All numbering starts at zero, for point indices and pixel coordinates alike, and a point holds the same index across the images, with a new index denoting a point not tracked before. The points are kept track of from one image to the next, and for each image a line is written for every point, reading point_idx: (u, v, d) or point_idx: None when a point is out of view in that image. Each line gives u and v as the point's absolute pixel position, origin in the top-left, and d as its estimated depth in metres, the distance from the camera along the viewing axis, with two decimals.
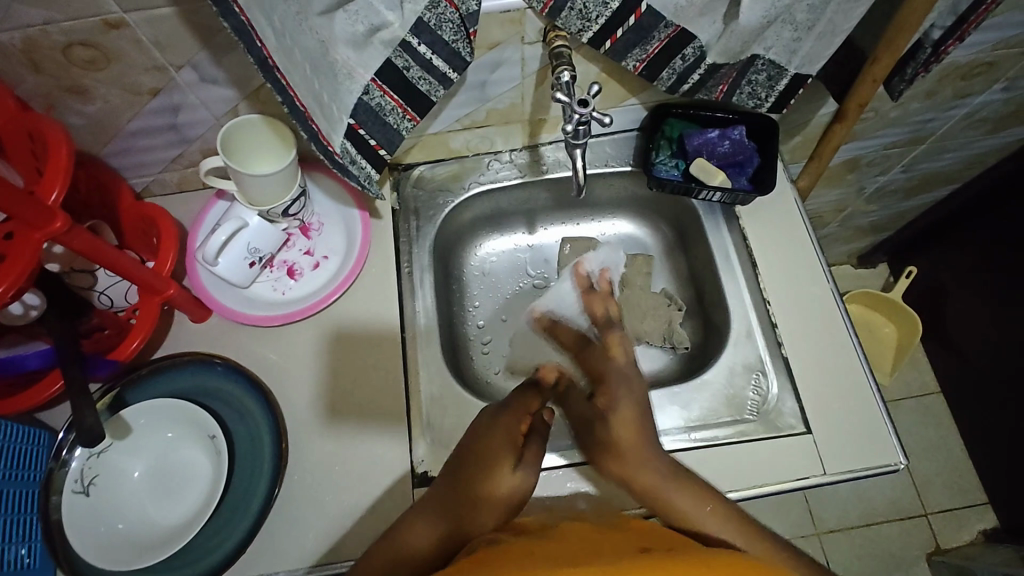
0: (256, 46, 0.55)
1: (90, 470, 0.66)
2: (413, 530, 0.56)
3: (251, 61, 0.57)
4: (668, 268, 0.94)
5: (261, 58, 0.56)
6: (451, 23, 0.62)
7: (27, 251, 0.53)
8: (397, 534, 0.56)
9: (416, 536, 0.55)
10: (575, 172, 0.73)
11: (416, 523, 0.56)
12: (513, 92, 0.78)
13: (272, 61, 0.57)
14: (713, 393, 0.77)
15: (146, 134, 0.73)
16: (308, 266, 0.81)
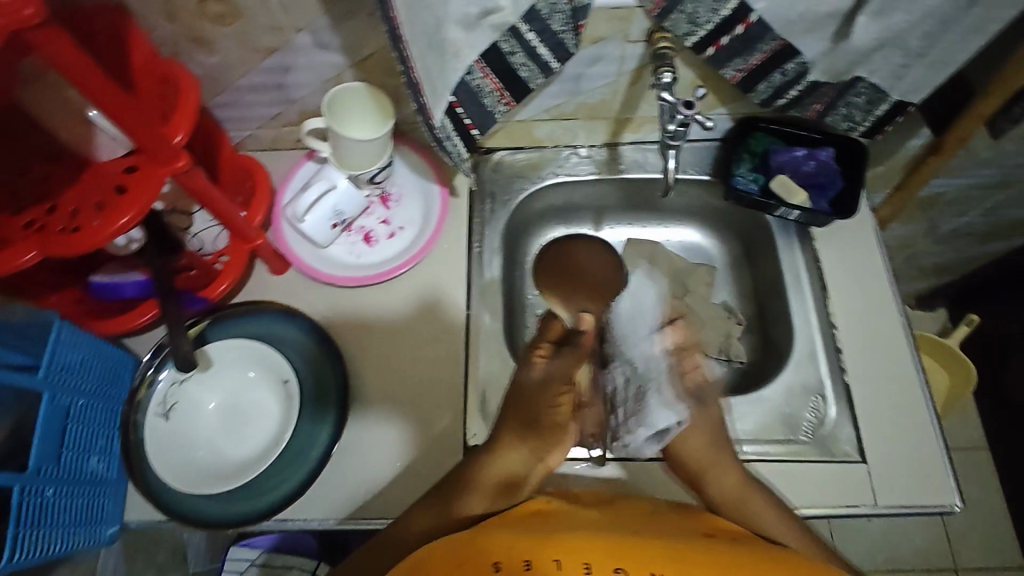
0: (390, 17, 0.56)
1: (172, 396, 0.70)
2: (416, 521, 0.58)
3: (383, 29, 0.57)
4: (732, 282, 0.95)
5: (392, 29, 0.57)
6: (563, 14, 0.64)
7: (150, 183, 0.58)
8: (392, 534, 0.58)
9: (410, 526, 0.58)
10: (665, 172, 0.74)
11: (418, 518, 0.58)
12: (606, 88, 0.79)
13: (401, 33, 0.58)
14: (769, 409, 0.76)
15: (253, 90, 0.77)
16: (384, 234, 0.84)
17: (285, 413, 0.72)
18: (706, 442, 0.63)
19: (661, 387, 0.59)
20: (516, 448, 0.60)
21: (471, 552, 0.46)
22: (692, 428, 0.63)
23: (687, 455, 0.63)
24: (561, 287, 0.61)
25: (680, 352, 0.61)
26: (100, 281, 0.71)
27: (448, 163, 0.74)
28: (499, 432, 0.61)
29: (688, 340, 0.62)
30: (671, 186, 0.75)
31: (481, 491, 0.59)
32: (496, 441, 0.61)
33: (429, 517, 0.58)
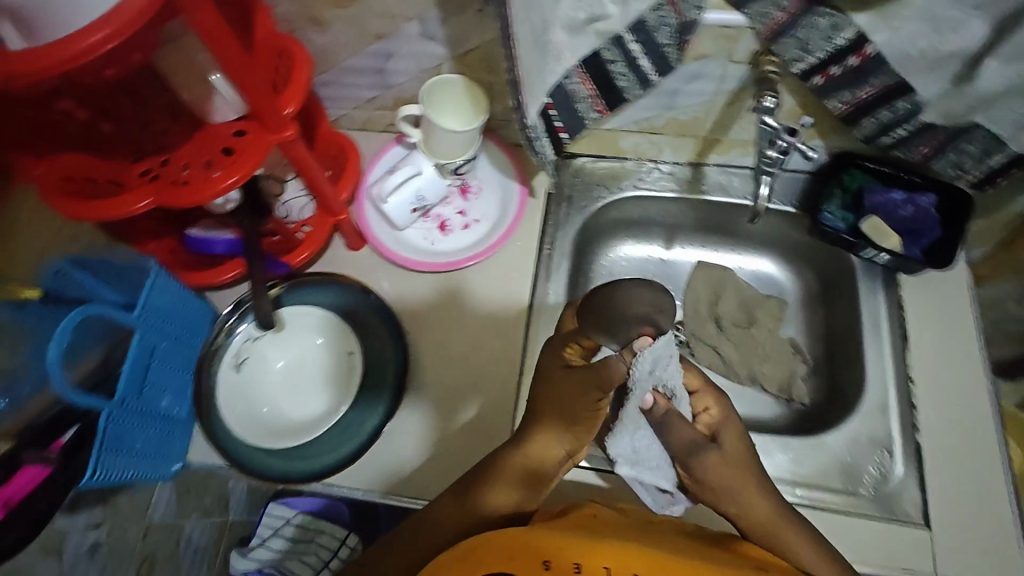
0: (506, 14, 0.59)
1: (245, 350, 0.74)
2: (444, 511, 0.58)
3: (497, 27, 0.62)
4: (802, 319, 0.91)
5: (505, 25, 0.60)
6: (671, 28, 0.63)
7: (259, 148, 0.62)
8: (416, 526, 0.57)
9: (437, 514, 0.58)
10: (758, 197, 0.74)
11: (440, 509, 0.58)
12: (700, 106, 0.78)
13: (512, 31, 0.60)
14: (829, 457, 0.73)
15: (356, 72, 0.80)
16: (459, 225, 0.86)
17: (346, 384, 0.75)
18: (727, 462, 0.59)
19: (654, 440, 0.59)
20: (555, 442, 0.54)
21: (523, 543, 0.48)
22: (710, 456, 0.58)
23: (713, 477, 0.58)
24: (599, 326, 0.47)
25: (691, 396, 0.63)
26: (195, 234, 0.76)
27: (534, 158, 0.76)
28: (534, 427, 0.54)
29: (701, 384, 0.64)
30: (762, 210, 0.76)
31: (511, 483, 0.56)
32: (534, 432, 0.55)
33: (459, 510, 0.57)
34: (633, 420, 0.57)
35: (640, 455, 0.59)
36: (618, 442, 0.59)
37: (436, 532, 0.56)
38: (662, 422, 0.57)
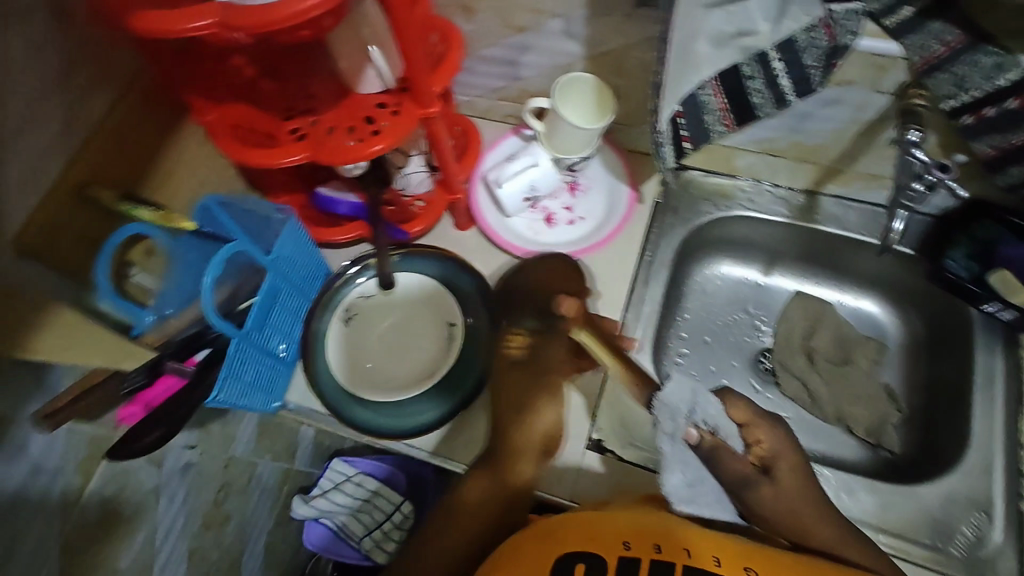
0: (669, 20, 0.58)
1: (355, 306, 0.81)
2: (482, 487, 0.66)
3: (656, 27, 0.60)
4: (901, 365, 0.88)
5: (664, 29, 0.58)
6: (820, 50, 0.63)
7: (407, 121, 0.67)
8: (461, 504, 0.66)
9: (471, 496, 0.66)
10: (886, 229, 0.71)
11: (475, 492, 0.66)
12: (831, 133, 0.77)
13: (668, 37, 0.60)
14: (919, 509, 0.71)
15: (490, 62, 0.84)
16: (565, 220, 0.88)
17: (442, 354, 0.79)
18: (781, 492, 0.61)
19: (705, 476, 0.62)
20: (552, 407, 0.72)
21: (599, 527, 0.58)
22: (763, 492, 0.61)
23: (770, 510, 0.61)
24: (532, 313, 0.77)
25: (741, 428, 0.66)
26: (324, 194, 0.81)
27: (651, 153, 0.73)
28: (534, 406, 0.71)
29: (751, 416, 0.65)
30: (889, 245, 0.72)
31: (527, 455, 0.69)
32: (533, 407, 0.71)
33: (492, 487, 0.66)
34: (682, 454, 0.62)
35: (690, 490, 0.61)
36: (671, 480, 0.61)
37: (476, 510, 0.65)
38: (713, 456, 0.62)
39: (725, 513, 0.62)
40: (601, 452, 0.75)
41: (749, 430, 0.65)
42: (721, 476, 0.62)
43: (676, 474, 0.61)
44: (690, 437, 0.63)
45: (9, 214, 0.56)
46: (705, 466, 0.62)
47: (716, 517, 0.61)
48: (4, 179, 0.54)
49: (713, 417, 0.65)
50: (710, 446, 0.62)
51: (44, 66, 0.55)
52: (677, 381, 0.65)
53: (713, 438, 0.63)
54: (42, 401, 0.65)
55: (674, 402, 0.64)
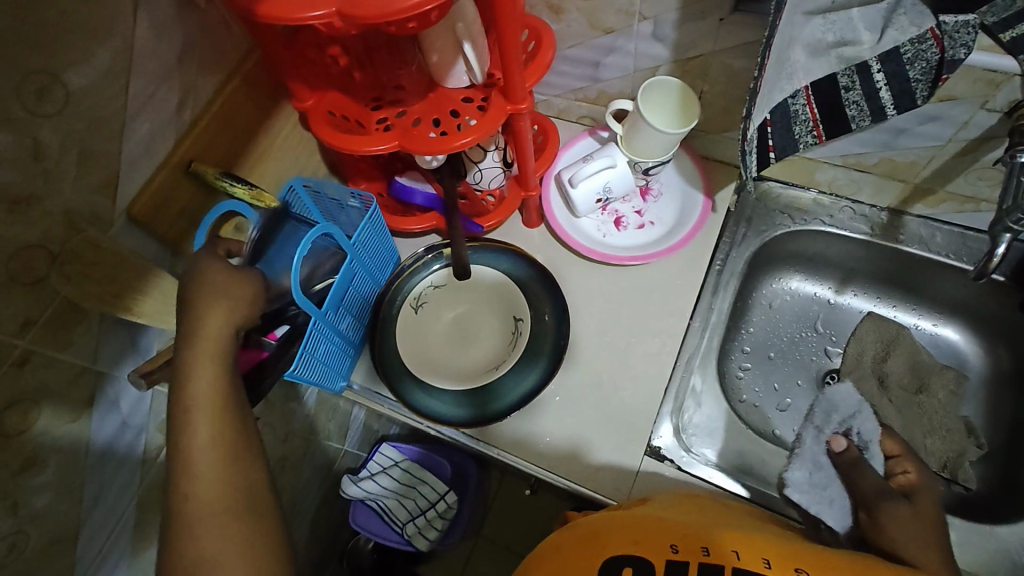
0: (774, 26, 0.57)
1: (425, 295, 0.83)
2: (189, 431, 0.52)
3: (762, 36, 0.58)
4: (983, 399, 0.84)
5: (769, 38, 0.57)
6: (926, 63, 0.60)
7: (495, 117, 0.68)
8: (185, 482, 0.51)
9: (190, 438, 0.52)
10: (986, 254, 0.66)
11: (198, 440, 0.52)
12: (926, 151, 0.74)
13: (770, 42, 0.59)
14: (998, 551, 0.67)
15: (573, 62, 0.84)
16: (634, 223, 0.88)
17: (507, 347, 0.80)
18: (914, 521, 0.60)
19: (833, 483, 0.67)
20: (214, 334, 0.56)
21: (641, 531, 0.56)
22: (901, 511, 0.61)
23: (893, 527, 0.59)
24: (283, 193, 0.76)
25: (892, 460, 0.71)
26: (401, 182, 0.83)
27: (737, 165, 0.70)
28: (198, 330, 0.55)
29: (903, 450, 0.70)
30: (985, 274, 0.67)
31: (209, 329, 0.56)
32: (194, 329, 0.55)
33: (209, 416, 0.53)
34: (815, 455, 0.70)
35: (814, 487, 0.67)
36: (795, 472, 0.69)
37: (209, 464, 0.52)
38: (852, 469, 0.67)
39: (832, 516, 0.65)
40: (660, 459, 0.74)
41: (897, 462, 0.70)
42: (858, 492, 0.65)
43: (800, 470, 0.69)
44: (833, 444, 0.70)
45: (124, 184, 0.60)
46: (839, 477, 0.68)
47: (823, 515, 0.65)
48: (123, 150, 0.58)
49: (867, 434, 0.72)
50: (850, 457, 0.68)
51: (165, 47, 0.59)
52: (845, 389, 0.75)
53: (858, 453, 0.69)
54: (134, 362, 0.67)
55: (837, 401, 0.74)
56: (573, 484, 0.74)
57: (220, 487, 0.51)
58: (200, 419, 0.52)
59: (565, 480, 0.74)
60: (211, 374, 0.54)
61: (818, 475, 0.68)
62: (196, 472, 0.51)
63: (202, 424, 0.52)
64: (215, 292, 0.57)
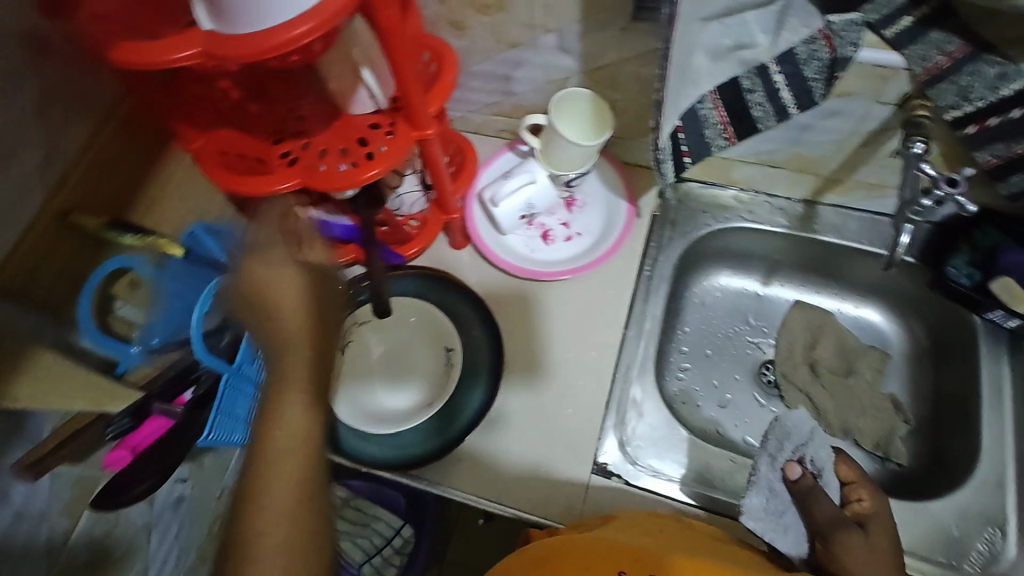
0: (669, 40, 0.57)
1: (350, 333, 0.79)
2: (283, 429, 0.48)
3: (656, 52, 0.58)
4: (907, 375, 0.87)
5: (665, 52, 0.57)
6: (820, 63, 0.62)
7: (400, 145, 0.65)
8: (265, 493, 0.47)
9: (283, 450, 0.48)
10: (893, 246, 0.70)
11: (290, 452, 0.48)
12: (830, 144, 0.76)
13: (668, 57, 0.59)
14: (934, 525, 0.70)
15: (483, 77, 0.82)
16: (562, 236, 0.87)
17: (441, 380, 0.77)
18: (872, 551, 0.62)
19: (789, 509, 0.67)
20: (307, 318, 0.49)
21: (588, 557, 0.55)
22: (854, 541, 0.62)
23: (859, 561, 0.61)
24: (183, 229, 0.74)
25: (846, 486, 0.71)
26: None
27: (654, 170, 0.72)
28: (290, 320, 0.49)
29: (857, 475, 0.71)
30: (896, 259, 0.70)
31: (302, 315, 0.49)
32: (276, 306, 0.49)
33: (305, 413, 0.49)
34: (771, 482, 0.68)
35: (770, 514, 0.66)
36: (752, 500, 0.66)
37: (294, 457, 0.48)
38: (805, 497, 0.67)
39: (787, 543, 0.65)
40: (607, 476, 0.74)
41: (852, 487, 0.70)
42: (812, 518, 0.66)
43: (756, 497, 0.66)
44: (788, 471, 0.67)
45: None
46: (793, 503, 0.67)
47: (777, 542, 0.65)
48: None
49: (820, 460, 0.71)
50: (806, 485, 0.67)
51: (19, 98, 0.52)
52: (798, 414, 0.72)
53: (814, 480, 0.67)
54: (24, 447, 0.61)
55: (789, 427, 0.71)
56: (506, 510, 0.73)
57: (287, 513, 0.47)
58: (290, 410, 0.48)
59: (514, 511, 0.72)
60: (308, 358, 0.49)
61: (770, 506, 0.66)
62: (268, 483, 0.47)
63: (298, 416, 0.48)
64: (280, 276, 0.49)
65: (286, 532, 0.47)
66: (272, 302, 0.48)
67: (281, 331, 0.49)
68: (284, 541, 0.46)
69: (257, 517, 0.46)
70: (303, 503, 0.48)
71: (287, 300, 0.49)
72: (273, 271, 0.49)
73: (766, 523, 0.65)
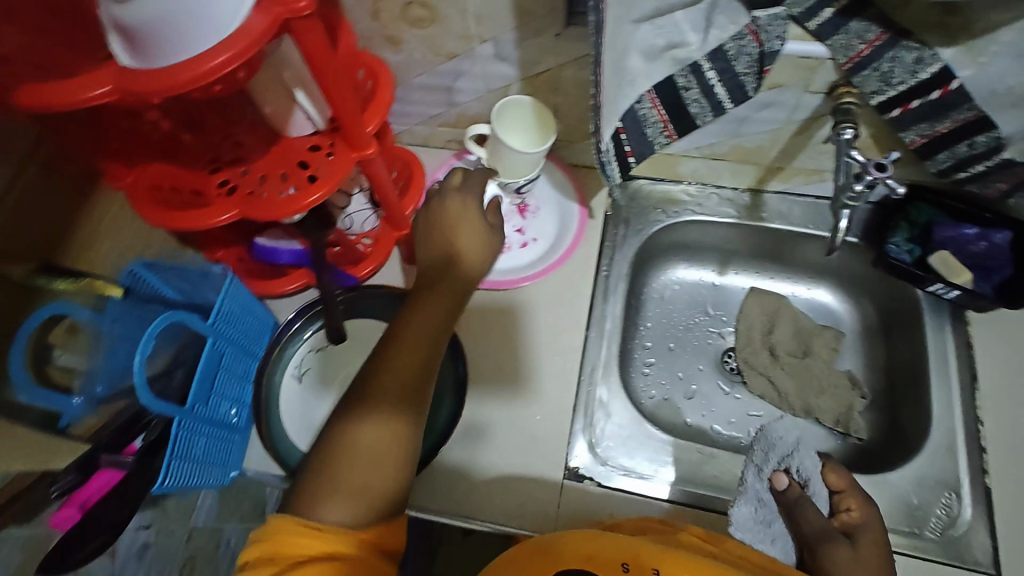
0: (599, 44, 0.55)
1: (307, 362, 0.77)
2: (411, 332, 0.63)
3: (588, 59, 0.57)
4: (860, 351, 0.90)
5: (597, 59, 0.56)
6: (750, 57, 0.63)
7: (341, 166, 0.63)
8: (381, 380, 0.59)
9: (362, 438, 0.56)
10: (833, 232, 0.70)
11: (375, 431, 0.57)
12: (768, 134, 0.78)
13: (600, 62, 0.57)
14: (894, 496, 0.72)
15: (424, 90, 0.82)
16: (517, 243, 0.87)
17: None
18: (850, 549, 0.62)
19: (776, 520, 0.68)
20: (467, 264, 0.69)
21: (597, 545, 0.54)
22: (840, 552, 0.62)
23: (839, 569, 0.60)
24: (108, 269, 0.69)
25: (837, 496, 0.70)
26: (262, 243, 0.76)
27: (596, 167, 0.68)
28: (457, 254, 0.69)
29: (848, 485, 0.70)
30: (835, 246, 0.70)
31: (466, 253, 0.69)
32: (456, 243, 0.69)
33: (424, 336, 0.63)
34: (759, 491, 0.70)
35: (758, 525, 0.67)
36: (741, 510, 0.68)
37: (411, 359, 0.61)
38: (794, 507, 0.68)
39: (777, 553, 0.66)
40: (580, 480, 0.74)
41: (843, 498, 0.69)
42: (800, 530, 0.66)
43: (744, 506, 0.68)
44: (776, 481, 0.70)
45: None
46: (780, 511, 0.69)
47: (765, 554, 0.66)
48: None
49: (807, 470, 0.71)
50: (792, 494, 0.69)
51: None
52: (783, 425, 0.75)
53: (799, 490, 0.69)
54: None
55: (774, 439, 0.73)
56: (480, 525, 0.72)
57: (395, 400, 0.59)
58: (421, 320, 0.64)
59: (489, 526, 0.71)
60: (446, 302, 0.66)
61: (757, 517, 0.67)
62: (389, 364, 0.60)
63: (421, 329, 0.63)
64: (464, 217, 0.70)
65: (387, 414, 0.58)
66: (453, 233, 0.70)
67: (449, 258, 0.69)
68: (384, 421, 0.58)
69: (371, 392, 0.59)
70: (404, 412, 0.59)
71: (465, 240, 0.70)
72: (466, 224, 0.70)
73: (754, 533, 0.66)
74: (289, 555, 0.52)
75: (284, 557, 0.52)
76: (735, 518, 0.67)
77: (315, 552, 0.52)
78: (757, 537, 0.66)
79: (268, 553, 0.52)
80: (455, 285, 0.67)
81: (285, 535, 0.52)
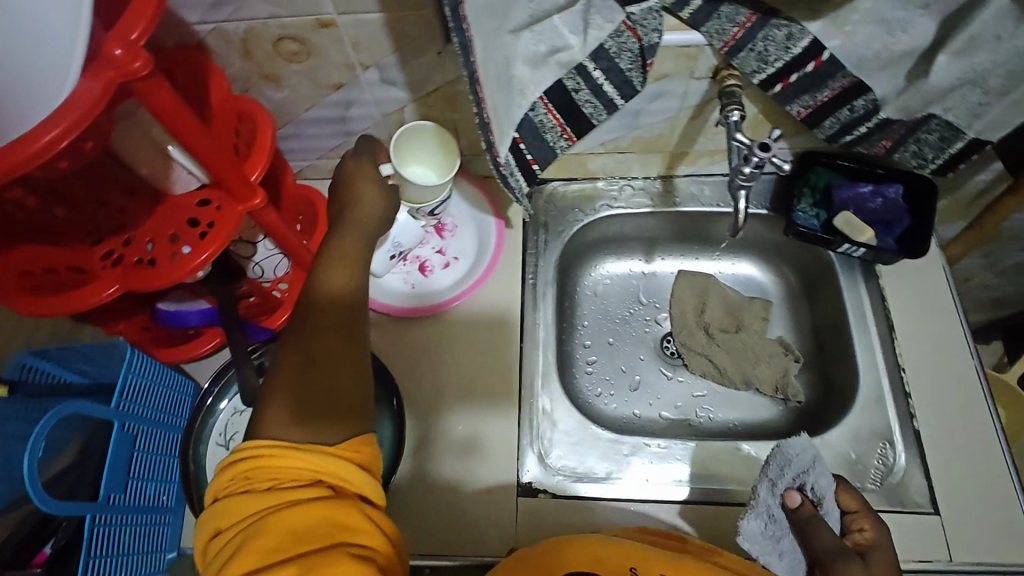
0: (472, 61, 0.55)
1: (232, 426, 0.73)
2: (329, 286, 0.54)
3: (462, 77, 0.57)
4: (787, 317, 0.93)
5: (472, 75, 0.56)
6: (631, 52, 0.64)
7: (229, 220, 0.60)
8: (303, 340, 0.51)
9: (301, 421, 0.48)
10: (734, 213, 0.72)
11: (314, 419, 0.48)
12: (664, 123, 0.79)
13: (478, 79, 0.56)
14: (834, 453, 0.75)
15: (316, 123, 0.79)
16: (439, 264, 0.85)
17: None
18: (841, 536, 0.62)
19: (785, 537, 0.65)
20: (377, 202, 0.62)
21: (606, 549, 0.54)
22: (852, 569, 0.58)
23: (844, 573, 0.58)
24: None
25: (849, 515, 0.68)
26: (165, 309, 0.70)
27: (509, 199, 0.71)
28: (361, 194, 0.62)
29: (858, 504, 0.68)
30: (739, 227, 0.72)
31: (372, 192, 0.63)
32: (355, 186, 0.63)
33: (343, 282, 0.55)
34: (770, 507, 0.65)
35: (768, 539, 0.64)
36: (750, 522, 0.64)
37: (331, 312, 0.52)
38: (805, 526, 0.64)
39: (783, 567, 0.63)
40: (534, 494, 0.73)
41: (855, 518, 0.67)
42: (813, 552, 0.62)
43: (755, 520, 0.64)
44: (788, 500, 0.65)
45: None
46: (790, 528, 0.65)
47: (772, 567, 0.62)
48: None
49: (821, 487, 0.67)
50: (805, 513, 0.64)
51: None
52: (801, 439, 0.68)
53: (813, 508, 0.65)
54: None
55: (790, 453, 0.68)
56: (433, 560, 0.70)
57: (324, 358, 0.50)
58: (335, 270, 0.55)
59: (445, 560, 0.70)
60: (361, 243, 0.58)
61: (771, 534, 0.64)
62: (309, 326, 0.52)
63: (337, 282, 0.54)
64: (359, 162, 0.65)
65: (318, 372, 0.50)
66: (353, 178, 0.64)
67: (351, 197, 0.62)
68: (316, 381, 0.49)
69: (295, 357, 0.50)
70: (340, 360, 0.51)
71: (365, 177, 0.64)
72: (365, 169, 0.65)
73: (765, 549, 0.63)
74: (268, 479, 0.46)
75: (259, 485, 0.46)
76: (745, 531, 0.64)
77: (281, 499, 0.45)
78: (772, 550, 0.63)
79: (240, 485, 0.47)
80: (367, 218, 0.61)
81: (255, 457, 0.47)
